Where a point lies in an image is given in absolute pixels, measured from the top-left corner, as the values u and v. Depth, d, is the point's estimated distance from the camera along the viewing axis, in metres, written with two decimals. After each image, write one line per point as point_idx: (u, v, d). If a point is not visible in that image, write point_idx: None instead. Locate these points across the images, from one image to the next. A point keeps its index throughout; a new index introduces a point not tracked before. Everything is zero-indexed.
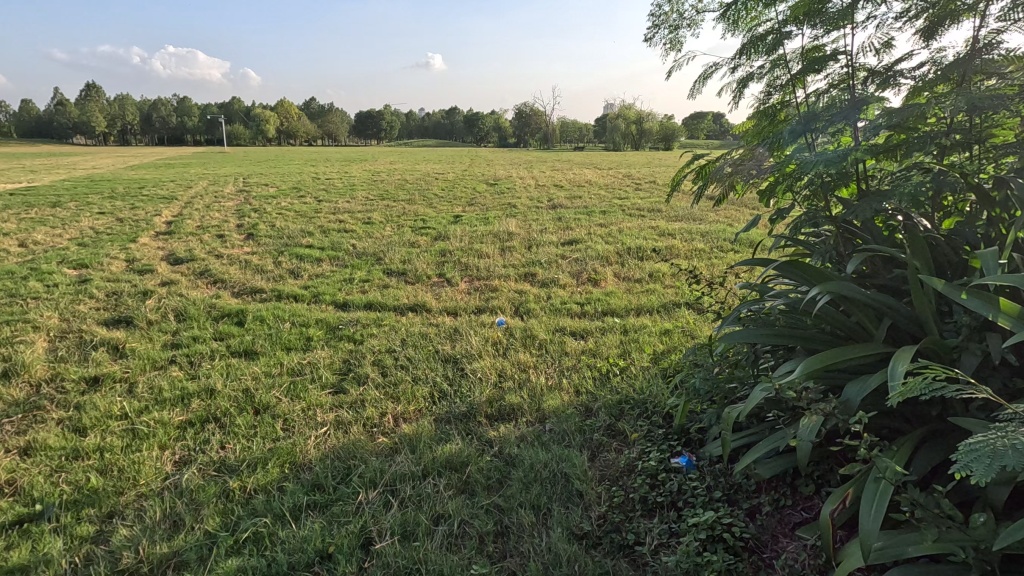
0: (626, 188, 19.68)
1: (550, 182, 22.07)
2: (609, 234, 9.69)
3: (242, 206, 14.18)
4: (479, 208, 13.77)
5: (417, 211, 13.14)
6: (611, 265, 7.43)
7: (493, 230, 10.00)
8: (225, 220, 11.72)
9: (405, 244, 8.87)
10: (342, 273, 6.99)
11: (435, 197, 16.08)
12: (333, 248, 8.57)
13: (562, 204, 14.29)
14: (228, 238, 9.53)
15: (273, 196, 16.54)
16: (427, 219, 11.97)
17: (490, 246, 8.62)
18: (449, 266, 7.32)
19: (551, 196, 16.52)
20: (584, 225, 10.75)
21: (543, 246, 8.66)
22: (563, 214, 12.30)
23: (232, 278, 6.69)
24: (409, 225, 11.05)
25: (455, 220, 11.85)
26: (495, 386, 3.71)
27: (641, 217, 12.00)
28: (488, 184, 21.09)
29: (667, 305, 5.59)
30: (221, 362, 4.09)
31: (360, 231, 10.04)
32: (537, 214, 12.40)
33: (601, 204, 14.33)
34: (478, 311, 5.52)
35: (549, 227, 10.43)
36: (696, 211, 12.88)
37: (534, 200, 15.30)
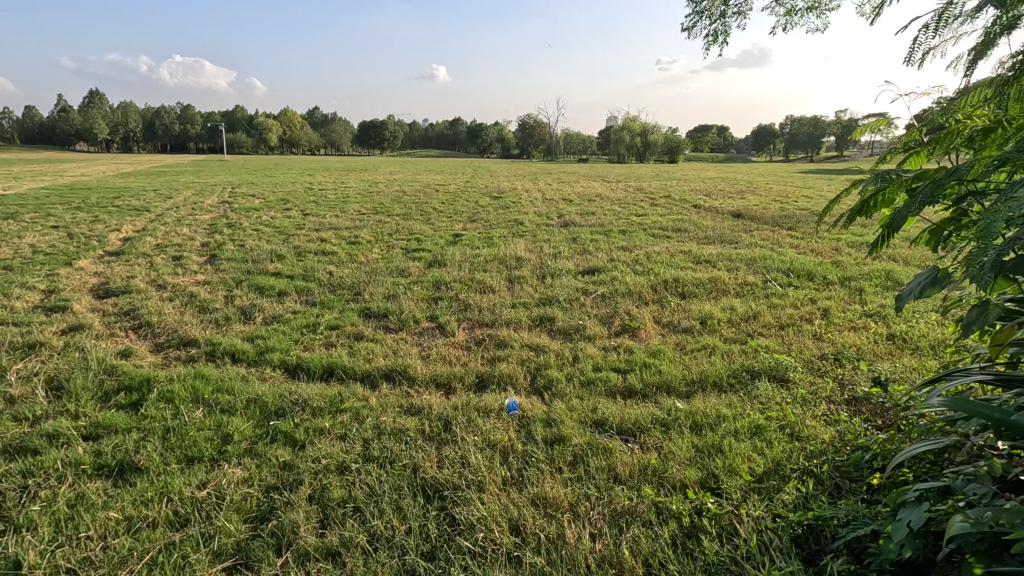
0: (642, 203, 18.15)
1: (557, 195, 20.67)
2: (635, 262, 8.19)
3: (217, 220, 12.71)
4: (482, 225, 12.27)
5: (413, 229, 11.64)
6: (647, 307, 5.90)
7: (498, 254, 8.49)
8: (190, 238, 10.23)
9: (392, 272, 7.36)
10: (306, 314, 5.48)
11: (434, 212, 14.64)
12: (305, 277, 7.08)
13: (574, 221, 12.76)
14: (184, 262, 8.04)
15: (256, 209, 15.08)
16: (422, 238, 10.47)
17: (494, 276, 7.11)
18: (443, 306, 5.81)
19: (560, 211, 15.08)
20: (603, 248, 9.28)
21: (559, 277, 7.14)
22: (577, 235, 10.78)
23: (161, 321, 5.18)
24: (401, 246, 9.55)
25: (454, 239, 10.36)
26: (506, 561, 2.18)
27: (667, 239, 10.48)
28: (492, 197, 19.70)
29: (738, 376, 4.08)
30: (67, 494, 2.57)
31: (342, 255, 8.54)
32: (549, 234, 10.88)
33: (618, 222, 12.79)
34: (479, 381, 4.02)
35: (564, 251, 8.92)
36: (728, 233, 11.35)
37: (543, 217, 13.79)
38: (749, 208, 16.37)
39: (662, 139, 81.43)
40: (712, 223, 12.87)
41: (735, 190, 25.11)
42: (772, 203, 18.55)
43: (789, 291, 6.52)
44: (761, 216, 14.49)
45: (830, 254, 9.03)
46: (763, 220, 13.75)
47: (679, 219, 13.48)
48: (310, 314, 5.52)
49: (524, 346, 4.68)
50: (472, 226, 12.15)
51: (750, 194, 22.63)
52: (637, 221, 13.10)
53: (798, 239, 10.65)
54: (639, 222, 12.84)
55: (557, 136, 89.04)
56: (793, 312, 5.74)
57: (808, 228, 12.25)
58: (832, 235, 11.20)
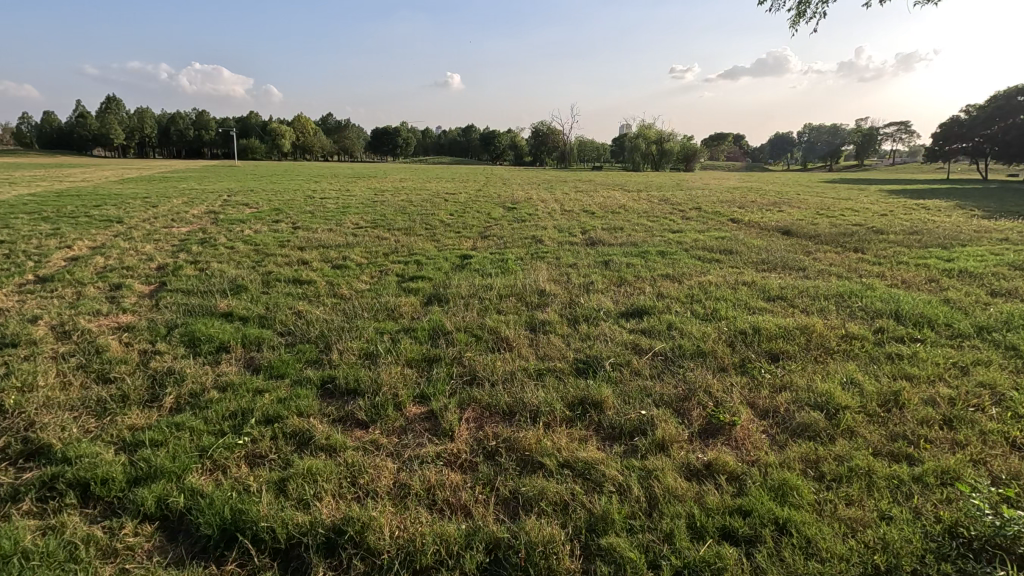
0: (671, 216, 16.40)
1: (578, 206, 18.97)
2: (690, 299, 6.42)
3: (194, 234, 11.15)
4: (494, 243, 10.56)
5: (413, 247, 9.96)
6: (731, 380, 4.13)
7: (515, 285, 6.76)
8: (148, 258, 8.62)
9: (378, 313, 5.66)
10: (240, 391, 3.77)
11: (442, 226, 13.00)
12: (262, 320, 5.40)
13: (601, 239, 11.01)
14: (121, 292, 6.40)
15: (243, 220, 13.54)
16: (422, 260, 8.79)
17: (510, 322, 5.37)
18: (440, 377, 4.08)
19: (584, 226, 13.39)
20: (644, 278, 7.54)
21: (597, 326, 5.39)
22: (608, 257, 9.03)
23: (19, 405, 3.48)
24: (397, 272, 7.85)
25: (462, 262, 8.67)
26: None
27: (718, 265, 8.69)
28: (506, 208, 18.01)
29: (952, 557, 2.27)
30: None
31: (321, 284, 6.86)
32: (574, 257, 9.14)
33: (652, 240, 11.03)
34: (490, 563, 2.28)
35: (596, 283, 7.16)
36: (786, 256, 9.54)
37: (565, 233, 12.08)
38: (794, 224, 14.53)
39: (678, 146, 79.54)
40: (762, 243, 11.06)
41: (766, 201, 23.26)
42: (816, 217, 16.71)
43: (920, 351, 4.70)
44: (813, 233, 12.65)
45: (931, 289, 7.19)
46: (819, 238, 11.91)
47: (721, 237, 11.68)
48: (245, 390, 3.80)
49: (563, 469, 2.92)
50: (481, 244, 10.47)
51: (785, 206, 20.74)
52: (674, 239, 11.33)
53: (875, 266, 8.81)
54: (676, 240, 11.08)
55: (571, 143, 87.48)
56: (948, 392, 3.93)
57: (877, 250, 10.41)
58: (913, 260, 9.35)
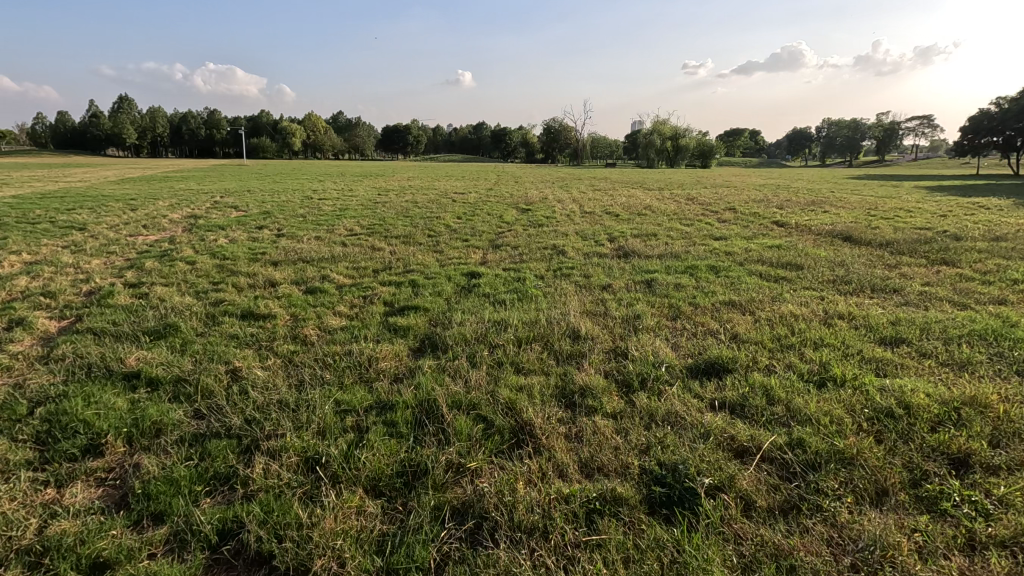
0: (705, 218, 14.57)
1: (600, 207, 17.22)
2: (779, 344, 4.69)
3: (159, 244, 9.59)
4: (507, 255, 8.88)
5: (411, 261, 8.30)
6: (919, 529, 2.41)
7: (537, 322, 5.08)
8: (84, 278, 7.02)
9: (346, 372, 4.00)
10: (66, 564, 2.12)
11: (448, 233, 11.35)
12: (178, 388, 3.76)
13: (635, 250, 9.30)
14: (11, 334, 4.79)
15: (224, 226, 11.98)
16: (420, 279, 7.12)
17: (535, 394, 3.69)
18: (422, 524, 2.41)
19: (610, 232, 11.65)
20: (703, 309, 5.82)
21: (663, 400, 3.69)
22: (650, 276, 7.31)
23: None
24: (385, 297, 6.19)
25: (468, 282, 6.99)
26: None
27: (790, 286, 6.93)
28: (521, 210, 16.34)
29: None
30: None
31: (283, 322, 5.22)
32: (606, 275, 7.43)
33: (695, 251, 9.29)
34: None
35: (644, 317, 5.44)
36: (867, 273, 7.75)
37: (591, 241, 10.38)
38: (851, 228, 12.64)
39: (695, 142, 77.25)
40: (827, 254, 9.27)
41: (803, 200, 21.28)
42: (869, 219, 14.80)
43: None
44: (879, 240, 10.81)
45: None
46: (890, 247, 10.06)
47: (774, 247, 9.88)
48: (77, 562, 2.15)
49: None
50: (492, 256, 8.81)
51: (827, 206, 18.78)
52: (721, 248, 9.56)
53: (988, 286, 6.99)
54: (724, 251, 9.30)
55: (585, 140, 85.41)
56: None
57: (972, 263, 8.57)
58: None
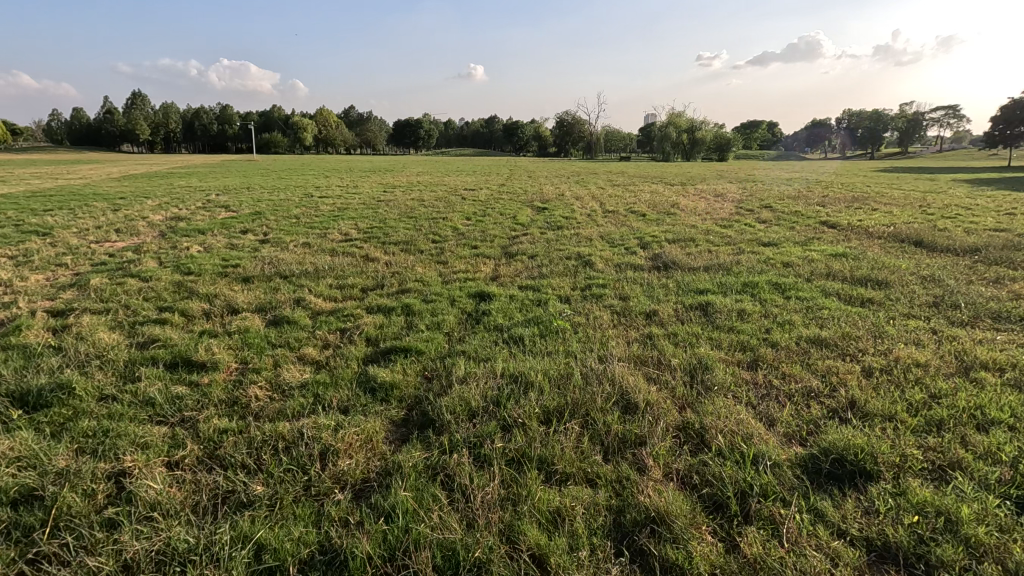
0: (743, 219, 12.99)
1: (623, 205, 15.72)
2: (924, 419, 3.21)
3: (120, 254, 8.31)
4: (523, 267, 7.45)
5: (409, 276, 6.91)
6: None
7: (570, 381, 3.66)
8: (5, 302, 5.71)
9: (287, 483, 2.62)
10: None
11: (455, 238, 9.95)
12: (19, 513, 2.40)
13: (675, 260, 7.83)
14: None
15: (205, 230, 10.69)
16: (416, 301, 5.73)
17: (576, 536, 2.28)
18: None
19: (641, 236, 10.19)
20: (786, 353, 4.36)
21: (786, 545, 2.26)
22: (702, 300, 5.84)
23: None
24: (369, 332, 4.79)
25: (476, 309, 5.56)
26: None
27: (886, 313, 5.42)
28: (536, 209, 14.90)
29: None
30: None
31: (225, 378, 3.85)
32: (647, 297, 5.98)
33: (747, 261, 7.81)
34: None
35: (714, 367, 3.99)
36: (973, 292, 6.19)
37: (621, 248, 8.93)
38: (917, 230, 10.99)
39: (712, 134, 74.95)
40: (906, 264, 7.72)
41: (842, 196, 19.55)
42: (930, 219, 13.10)
43: None
44: (960, 246, 9.18)
45: None
46: (978, 255, 8.45)
47: (840, 255, 8.33)
48: None
49: None
50: (506, 269, 7.40)
51: (872, 203, 17.04)
52: (777, 258, 8.06)
53: None
54: (784, 262, 7.78)
55: (599, 132, 83.34)
56: None
57: None
58: None
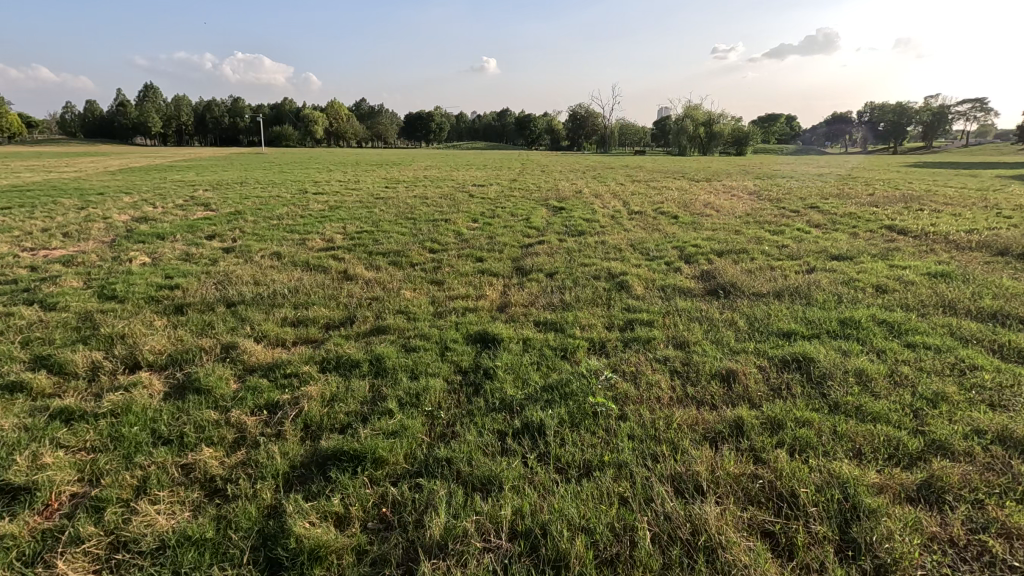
0: (793, 223, 11.23)
1: (650, 205, 14.00)
2: None
3: (45, 267, 6.79)
4: (541, 293, 5.80)
5: (391, 306, 5.30)
6: None
7: (633, 560, 2.03)
8: None
9: None
10: None
11: (457, 247, 8.33)
12: None
13: (733, 282, 6.14)
14: None
15: (166, 235, 9.16)
16: (392, 351, 4.10)
17: None
18: None
19: (680, 246, 8.49)
20: (974, 468, 2.67)
21: None
22: (794, 350, 4.15)
23: None
24: (310, 415, 3.16)
25: (475, 365, 3.92)
26: None
27: None
28: (552, 209, 13.25)
29: None
30: None
31: (34, 526, 2.24)
32: (714, 346, 4.31)
33: (826, 284, 6.09)
34: None
35: (877, 511, 2.31)
36: None
37: (659, 262, 7.25)
38: (1012, 239, 9.15)
39: (731, 127, 72.51)
40: None
41: (890, 195, 17.64)
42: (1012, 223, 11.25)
43: None
44: None
45: None
46: None
47: (941, 276, 6.57)
48: None
49: None
50: (519, 294, 5.75)
51: (930, 204, 15.11)
52: (863, 279, 6.34)
53: None
54: (876, 286, 6.05)
55: (613, 126, 81.23)
56: None
57: None
58: None
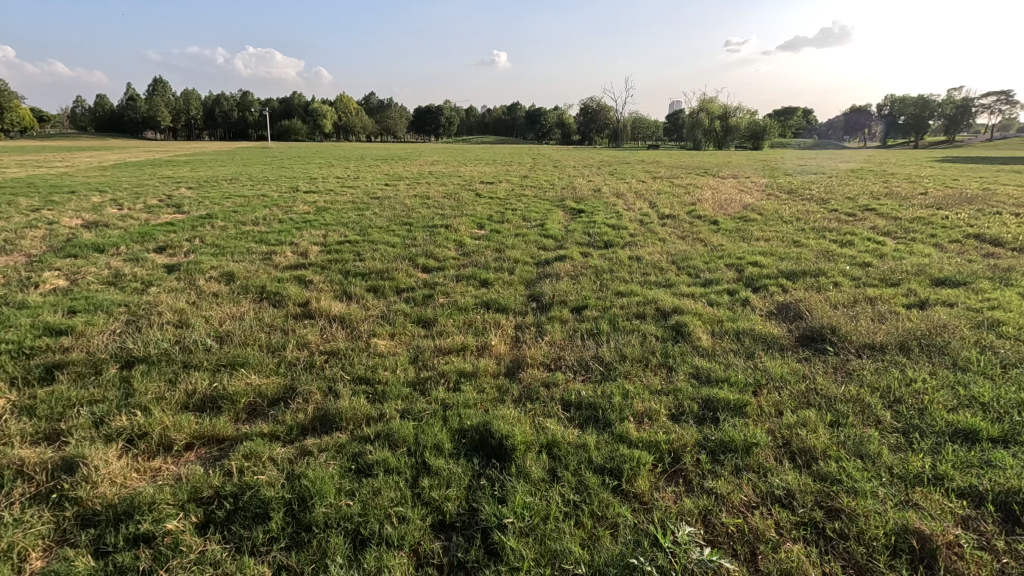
0: (858, 231, 9.44)
1: (681, 207, 12.28)
2: None
3: None
4: (566, 345, 4.15)
5: (352, 370, 3.67)
6: None
7: None
8: None
9: None
10: None
11: (456, 266, 6.70)
12: None
13: (831, 326, 4.44)
14: None
15: (106, 246, 7.58)
16: (333, 480, 2.48)
17: None
18: None
19: (733, 264, 6.81)
20: None
21: None
22: (1005, 478, 2.47)
23: None
24: None
25: (467, 516, 2.29)
26: None
27: None
28: (569, 212, 11.58)
29: None
30: None
31: None
32: (861, 466, 2.63)
33: (963, 329, 4.38)
34: None
35: None
36: None
37: (716, 291, 5.57)
38: None
39: (748, 121, 70.22)
40: None
41: (948, 194, 15.70)
42: None
43: None
44: None
45: None
46: None
47: None
48: None
49: None
50: (537, 348, 4.09)
51: (1001, 205, 13.21)
52: (1009, 321, 4.60)
53: None
54: None
55: (626, 120, 79.12)
56: None
57: None
58: None
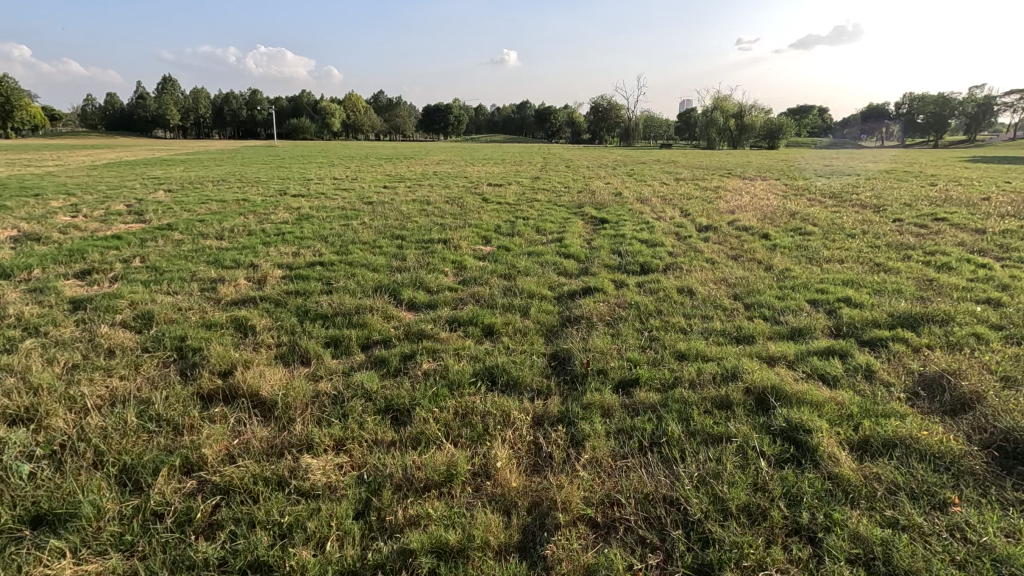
0: (946, 249, 7.75)
1: (720, 215, 10.62)
2: None
3: None
4: (617, 473, 2.55)
5: (250, 539, 2.09)
6: None
7: None
8: None
9: None
10: None
11: (452, 303, 5.10)
12: None
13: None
14: None
15: (18, 268, 6.05)
16: None
17: None
18: None
19: (818, 301, 5.15)
20: None
21: None
22: None
23: None
24: None
25: None
26: None
27: None
28: (590, 221, 9.97)
29: None
30: None
31: None
32: None
33: None
34: None
35: None
36: None
37: (814, 351, 3.93)
38: None
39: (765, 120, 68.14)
40: None
41: (1017, 199, 13.87)
42: None
43: None
44: None
45: None
46: None
47: None
48: None
49: None
50: (570, 480, 2.48)
51: None
52: None
53: None
54: None
55: (638, 118, 77.24)
56: None
57: None
58: None
